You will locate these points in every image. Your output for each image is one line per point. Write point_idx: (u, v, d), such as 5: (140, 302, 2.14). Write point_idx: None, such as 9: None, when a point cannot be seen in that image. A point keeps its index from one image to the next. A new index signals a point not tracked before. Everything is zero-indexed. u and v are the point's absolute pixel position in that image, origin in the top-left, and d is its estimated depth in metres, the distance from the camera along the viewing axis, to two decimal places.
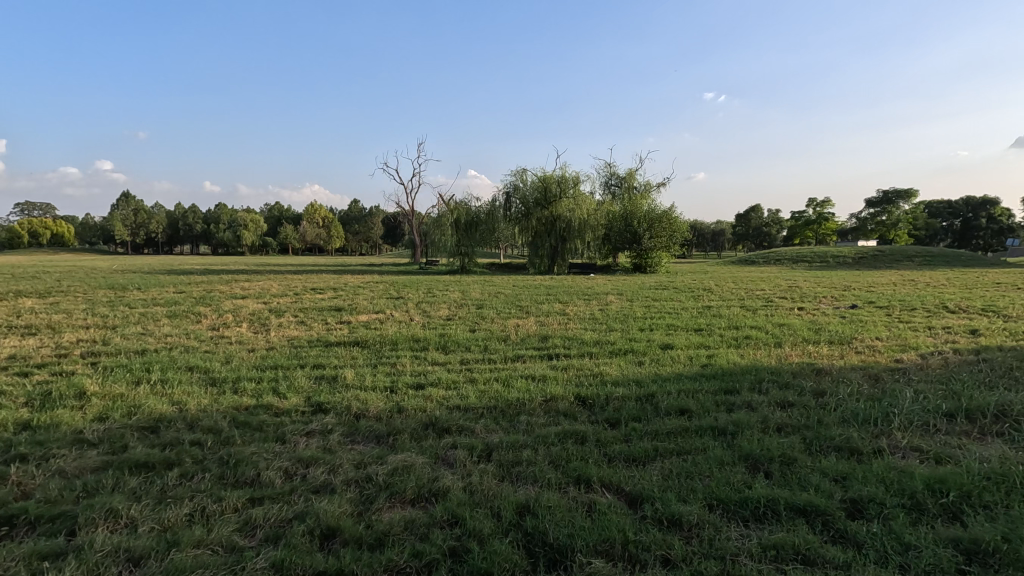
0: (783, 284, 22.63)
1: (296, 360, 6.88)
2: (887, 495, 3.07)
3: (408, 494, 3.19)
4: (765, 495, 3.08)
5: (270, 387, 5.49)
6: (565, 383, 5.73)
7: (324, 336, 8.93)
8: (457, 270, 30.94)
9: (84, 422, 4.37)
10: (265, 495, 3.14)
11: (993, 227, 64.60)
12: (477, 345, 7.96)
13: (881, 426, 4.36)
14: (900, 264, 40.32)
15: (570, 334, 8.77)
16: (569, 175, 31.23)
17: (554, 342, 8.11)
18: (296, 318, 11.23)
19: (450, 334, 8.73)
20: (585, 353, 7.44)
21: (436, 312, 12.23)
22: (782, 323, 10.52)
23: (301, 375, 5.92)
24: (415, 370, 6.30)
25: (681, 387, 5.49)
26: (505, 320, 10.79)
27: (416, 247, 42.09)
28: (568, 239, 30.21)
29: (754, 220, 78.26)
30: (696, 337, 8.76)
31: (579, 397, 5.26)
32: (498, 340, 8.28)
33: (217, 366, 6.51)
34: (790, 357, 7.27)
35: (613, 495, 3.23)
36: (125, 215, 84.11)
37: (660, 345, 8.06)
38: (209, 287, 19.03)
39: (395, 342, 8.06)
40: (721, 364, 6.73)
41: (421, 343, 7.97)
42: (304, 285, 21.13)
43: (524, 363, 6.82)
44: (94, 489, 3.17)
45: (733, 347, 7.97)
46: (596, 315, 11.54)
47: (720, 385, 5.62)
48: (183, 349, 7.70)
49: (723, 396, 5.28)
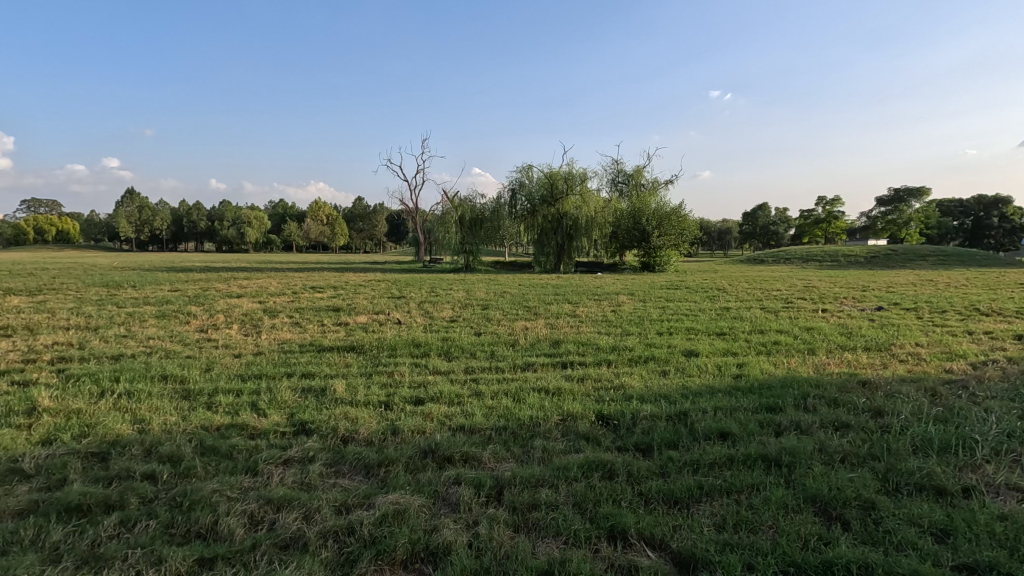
0: (797, 283, 21.86)
1: (283, 368, 6.22)
2: (1012, 561, 2.40)
3: (399, 554, 2.54)
4: (854, 559, 2.42)
5: (248, 401, 4.84)
6: (583, 398, 5.05)
7: (317, 340, 8.26)
8: (462, 268, 30.27)
9: (25, 446, 3.74)
10: (220, 554, 2.50)
11: (1005, 227, 63.51)
12: (483, 351, 7.28)
13: (964, 457, 3.67)
14: (913, 264, 39.39)
15: (583, 339, 8.08)
16: (575, 171, 30.51)
17: (567, 348, 7.43)
18: (291, 320, 10.57)
19: (454, 339, 8.06)
20: (602, 361, 6.76)
21: (439, 312, 11.56)
22: (809, 327, 9.82)
23: (286, 387, 5.27)
24: (414, 381, 5.64)
25: (716, 404, 4.81)
26: (512, 322, 10.11)
27: (420, 244, 41.51)
28: (575, 237, 29.51)
29: (762, 219, 77.25)
30: (720, 342, 8.06)
31: (600, 416, 4.58)
32: (505, 346, 7.59)
33: (195, 374, 5.86)
34: (828, 367, 6.57)
35: (656, 555, 2.57)
36: (129, 212, 83.92)
37: (683, 352, 7.37)
38: (205, 285, 18.40)
39: (394, 347, 7.39)
40: (755, 374, 6.04)
41: (422, 349, 7.30)
42: (304, 283, 20.49)
43: (536, 373, 6.13)
44: (6, 546, 2.53)
45: (764, 355, 7.27)
46: (609, 317, 10.87)
47: (760, 401, 4.95)
48: (162, 355, 7.04)
49: (767, 415, 4.59)
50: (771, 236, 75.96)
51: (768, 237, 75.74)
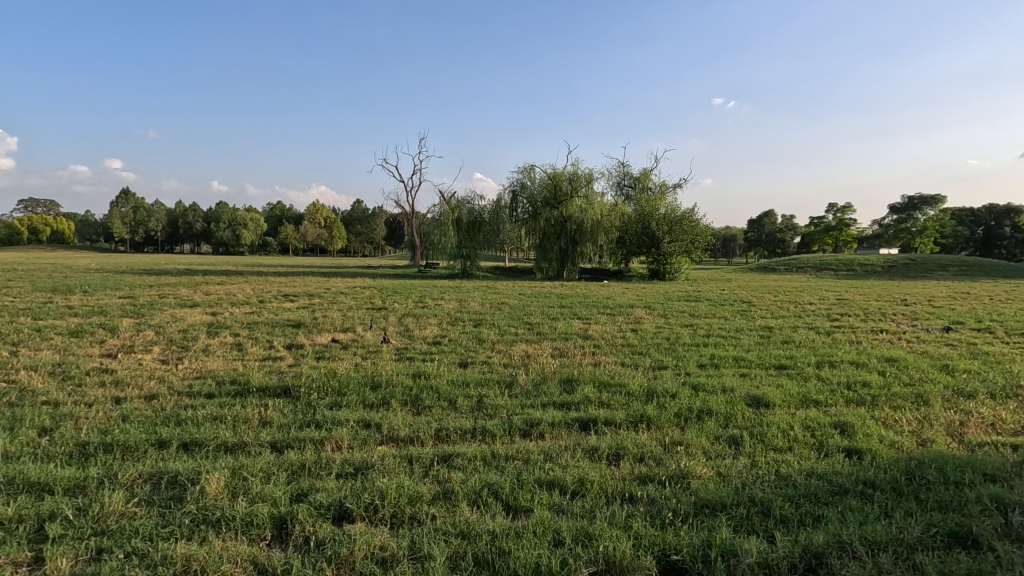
0: (827, 296, 19.82)
1: (163, 429, 4.13)
2: None
3: None
4: None
5: (43, 517, 2.76)
6: (625, 512, 2.95)
7: (248, 373, 6.15)
8: (458, 275, 28.34)
9: None
10: None
11: (1018, 236, 61.60)
12: (467, 398, 5.18)
13: None
14: (933, 274, 37.51)
15: (605, 376, 5.93)
16: (580, 172, 28.53)
17: (584, 392, 5.31)
18: (234, 340, 8.45)
19: (428, 376, 5.93)
20: (639, 419, 4.67)
21: (421, 332, 9.41)
22: (889, 358, 7.67)
23: (130, 482, 3.17)
24: (349, 465, 3.56)
25: (866, 532, 2.71)
26: (511, 347, 8.03)
27: (415, 250, 39.52)
28: (579, 242, 27.51)
29: (768, 225, 75.25)
30: (791, 385, 5.93)
31: (664, 564, 2.50)
32: (497, 388, 5.47)
33: (11, 446, 3.75)
34: (973, 433, 4.46)
35: None
36: (123, 213, 82.03)
37: (747, 402, 5.25)
38: (165, 292, 16.31)
39: (341, 391, 5.25)
40: (879, 450, 3.94)
41: (379, 394, 5.17)
42: (280, 290, 18.36)
43: (542, 445, 4.02)
44: None
45: (863, 407, 5.15)
46: (630, 340, 8.73)
47: (933, 523, 2.84)
48: (5, 401, 4.92)
49: (974, 565, 2.49)
50: (777, 244, 73.99)
51: (774, 244, 73.77)
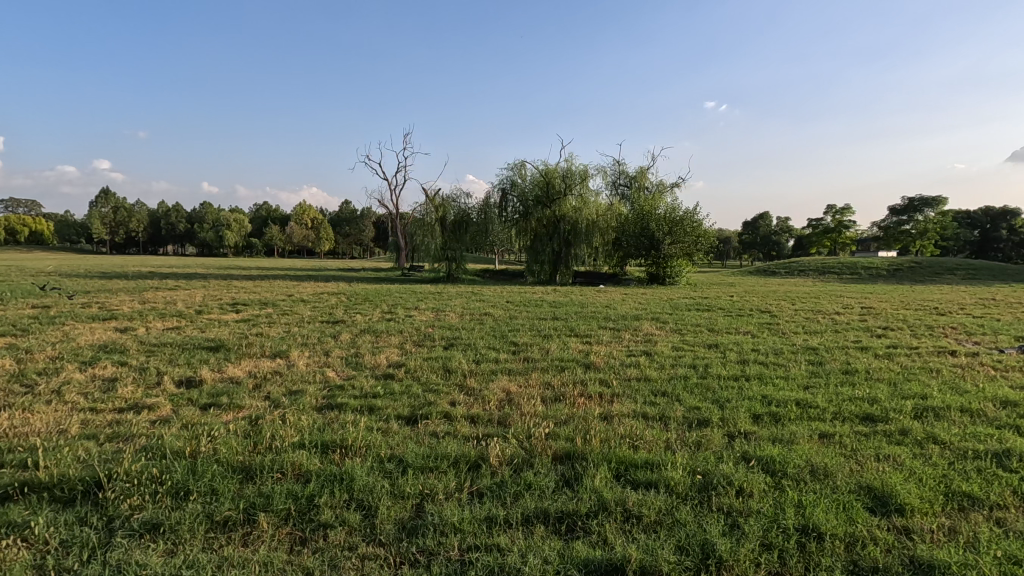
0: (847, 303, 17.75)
1: None
2: None
3: None
4: None
5: None
6: None
7: (62, 443, 3.89)
8: (443, 278, 26.16)
9: None
10: None
11: (1016, 239, 60.04)
12: (395, 504, 3.00)
13: None
14: (942, 278, 35.69)
15: (626, 449, 3.79)
16: (574, 167, 26.45)
17: (596, 488, 3.17)
18: (112, 373, 6.19)
19: (346, 449, 3.75)
20: (700, 562, 2.55)
21: (373, 358, 7.22)
22: (1003, 402, 5.56)
23: None
24: None
25: None
26: (487, 382, 5.86)
27: (400, 252, 37.24)
28: (574, 243, 25.39)
29: (765, 228, 73.53)
30: (913, 462, 3.81)
31: None
32: (452, 480, 3.31)
33: None
34: None
35: None
36: (103, 213, 78.95)
37: (867, 507, 3.14)
38: (93, 300, 13.91)
39: (184, 493, 3.06)
40: None
41: (246, 499, 2.99)
42: (234, 297, 16.02)
43: None
44: None
45: None
46: (646, 369, 6.60)
47: None
48: None
49: None
50: (774, 246, 72.33)
51: (771, 247, 72.25)
